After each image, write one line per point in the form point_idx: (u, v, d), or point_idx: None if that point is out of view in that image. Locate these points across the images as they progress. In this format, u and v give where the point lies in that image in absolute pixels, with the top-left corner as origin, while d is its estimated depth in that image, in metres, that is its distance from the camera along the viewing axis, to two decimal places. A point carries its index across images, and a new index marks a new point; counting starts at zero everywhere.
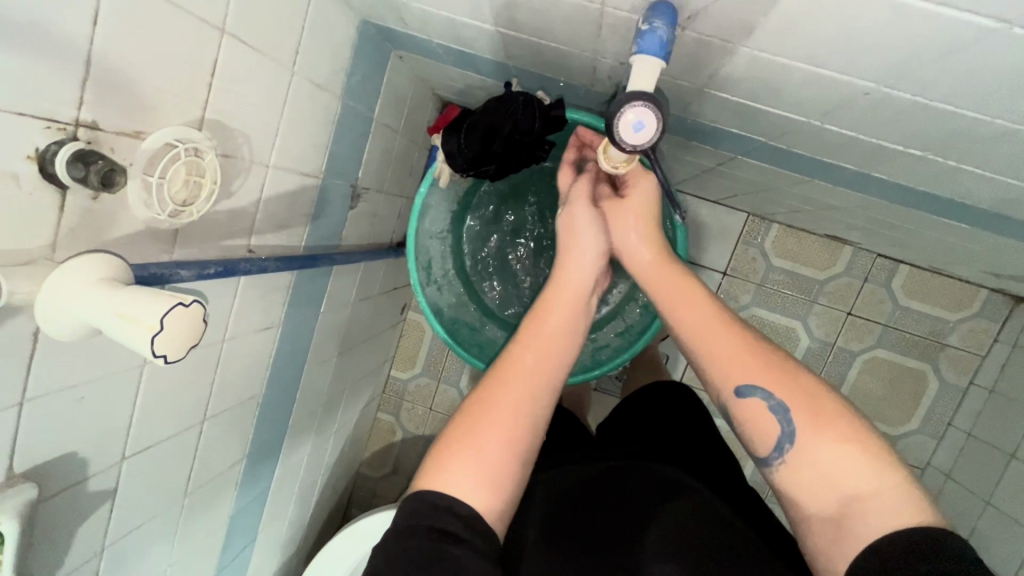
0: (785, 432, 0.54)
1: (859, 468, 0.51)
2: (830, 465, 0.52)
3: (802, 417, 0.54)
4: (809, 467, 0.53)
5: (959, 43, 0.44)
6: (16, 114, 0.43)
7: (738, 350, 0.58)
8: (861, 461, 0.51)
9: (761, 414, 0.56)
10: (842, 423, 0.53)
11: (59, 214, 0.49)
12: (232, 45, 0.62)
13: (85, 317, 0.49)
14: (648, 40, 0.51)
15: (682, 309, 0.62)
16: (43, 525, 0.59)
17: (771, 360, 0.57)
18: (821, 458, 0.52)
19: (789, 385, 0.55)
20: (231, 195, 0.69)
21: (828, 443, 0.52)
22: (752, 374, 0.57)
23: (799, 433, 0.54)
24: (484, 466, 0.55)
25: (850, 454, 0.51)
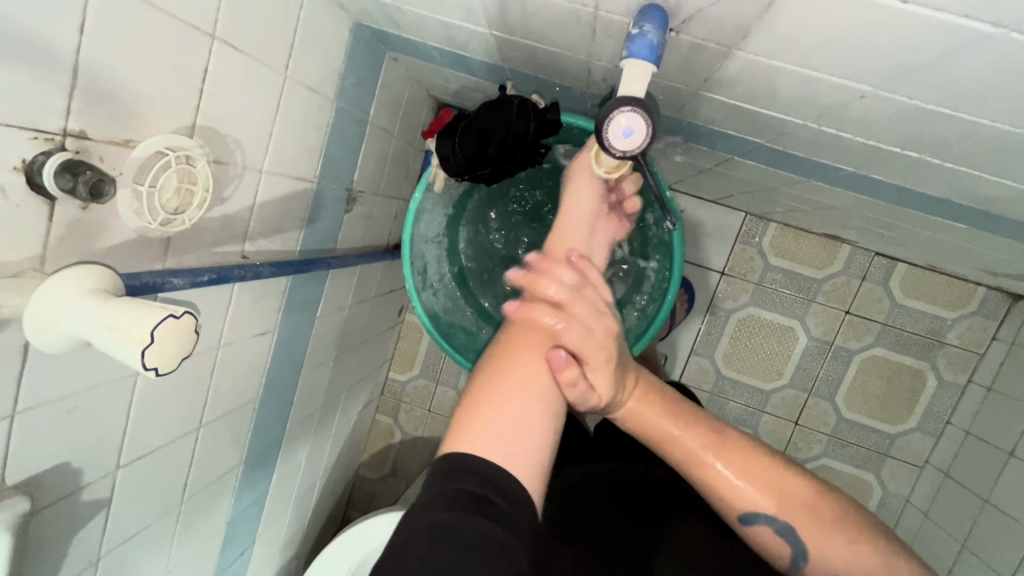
0: (796, 551, 0.59)
1: (867, 566, 0.57)
2: (840, 570, 0.58)
3: (812, 537, 0.59)
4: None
5: (956, 47, 0.44)
6: (3, 125, 0.43)
7: (747, 475, 0.61)
8: (863, 559, 0.57)
9: (772, 538, 0.60)
10: (840, 525, 0.59)
11: (48, 225, 0.48)
12: (223, 50, 0.61)
13: (74, 330, 0.48)
14: (638, 45, 0.50)
15: (666, 426, 0.61)
16: (37, 536, 0.59)
17: (769, 477, 0.61)
18: (833, 566, 0.58)
19: (790, 505, 0.60)
20: (225, 201, 0.69)
21: (836, 558, 0.58)
22: (759, 505, 0.60)
23: (810, 550, 0.59)
24: (512, 438, 0.51)
25: (854, 557, 0.58)
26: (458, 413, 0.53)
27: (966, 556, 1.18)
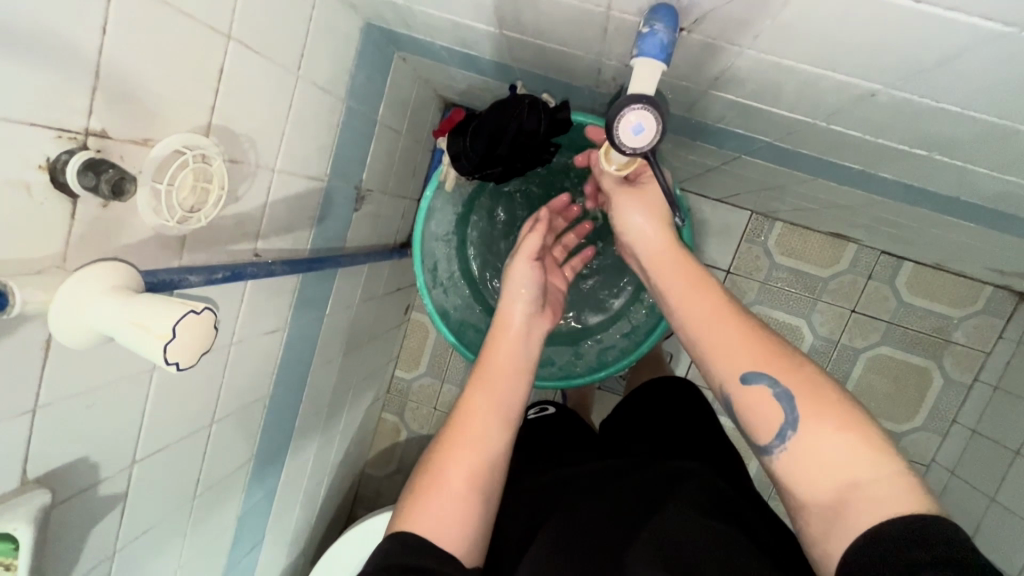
0: (787, 419, 0.54)
1: (861, 458, 0.50)
2: (829, 449, 0.51)
3: (806, 408, 0.53)
4: (808, 454, 0.52)
5: (966, 45, 0.44)
6: (27, 125, 0.43)
7: (743, 334, 0.58)
8: (858, 450, 0.50)
9: (763, 400, 0.55)
10: (844, 411, 0.52)
11: (70, 222, 0.49)
12: (238, 50, 0.62)
13: (97, 327, 0.49)
14: (648, 43, 0.51)
15: (673, 288, 0.65)
16: (56, 529, 0.60)
17: (773, 347, 0.57)
18: (821, 445, 0.51)
19: (787, 374, 0.55)
20: (239, 200, 0.70)
21: (827, 432, 0.51)
22: (754, 359, 0.57)
23: (802, 421, 0.53)
24: (450, 521, 0.56)
25: (847, 442, 0.51)
26: (409, 494, 0.59)
27: None
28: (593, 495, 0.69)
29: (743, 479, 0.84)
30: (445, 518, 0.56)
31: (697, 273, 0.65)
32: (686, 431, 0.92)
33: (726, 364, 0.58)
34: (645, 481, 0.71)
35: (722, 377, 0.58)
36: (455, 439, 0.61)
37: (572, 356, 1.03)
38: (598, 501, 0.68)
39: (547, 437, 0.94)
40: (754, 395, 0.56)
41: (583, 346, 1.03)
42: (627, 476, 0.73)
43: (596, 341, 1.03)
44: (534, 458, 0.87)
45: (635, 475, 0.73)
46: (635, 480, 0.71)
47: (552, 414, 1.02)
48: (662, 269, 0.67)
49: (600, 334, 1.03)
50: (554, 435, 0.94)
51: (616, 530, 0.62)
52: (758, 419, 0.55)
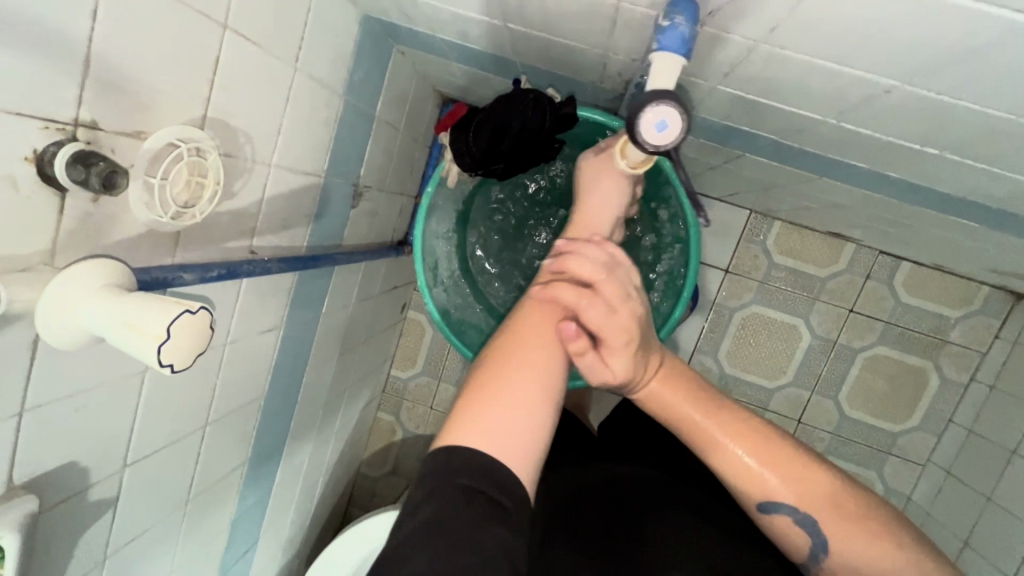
0: (817, 544, 0.56)
1: (892, 571, 0.54)
2: (864, 561, 0.55)
3: (836, 530, 0.56)
4: (844, 571, 0.56)
5: (986, 40, 0.43)
6: (13, 114, 0.41)
7: (774, 460, 0.57)
8: (887, 562, 0.54)
9: (789, 529, 0.57)
10: (871, 525, 0.56)
11: (59, 217, 0.47)
12: (234, 40, 0.60)
13: (87, 326, 0.47)
14: (669, 37, 0.50)
15: (685, 410, 0.59)
16: (46, 534, 0.58)
17: (786, 459, 0.58)
18: (852, 558, 0.55)
19: (811, 498, 0.57)
20: (234, 195, 0.67)
21: (855, 543, 0.55)
22: (785, 492, 0.57)
23: (831, 545, 0.56)
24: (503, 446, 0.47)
25: (876, 560, 0.54)
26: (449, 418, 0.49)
27: (970, 553, 1.18)
28: (596, 488, 0.69)
29: None
30: (498, 437, 0.47)
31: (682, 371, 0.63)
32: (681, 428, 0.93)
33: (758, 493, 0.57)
34: (647, 482, 0.71)
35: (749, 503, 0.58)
36: (530, 348, 0.54)
37: None
38: (606, 495, 0.68)
39: (546, 434, 0.92)
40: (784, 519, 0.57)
41: None
42: (624, 475, 0.73)
43: None
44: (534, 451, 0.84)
45: (630, 473, 0.73)
46: (640, 481, 0.71)
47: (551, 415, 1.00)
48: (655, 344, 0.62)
49: None
50: (554, 435, 0.92)
51: (622, 526, 0.63)
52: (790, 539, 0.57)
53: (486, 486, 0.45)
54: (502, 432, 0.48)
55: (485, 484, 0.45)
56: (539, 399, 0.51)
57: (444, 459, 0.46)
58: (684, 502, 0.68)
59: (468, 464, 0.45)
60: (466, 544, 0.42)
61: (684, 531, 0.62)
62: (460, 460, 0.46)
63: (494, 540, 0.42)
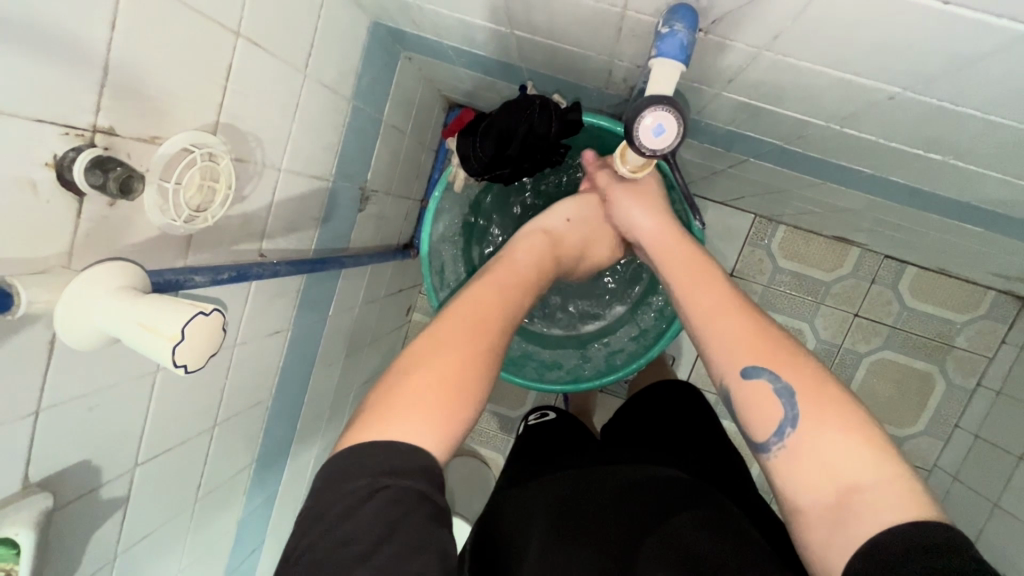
0: (788, 416, 0.53)
1: (863, 465, 0.48)
2: (833, 448, 0.50)
3: (810, 404, 0.53)
4: (810, 455, 0.51)
5: (985, 49, 0.44)
6: (35, 121, 0.43)
7: (746, 335, 0.59)
8: (860, 452, 0.49)
9: (765, 397, 0.55)
10: (852, 415, 0.51)
11: (76, 220, 0.48)
12: (247, 47, 0.61)
13: (104, 327, 0.49)
14: (668, 43, 0.50)
15: (696, 271, 0.67)
16: (59, 533, 0.59)
17: (771, 337, 0.58)
18: (825, 445, 0.50)
19: (783, 373, 0.55)
20: (244, 199, 0.68)
21: (829, 430, 0.50)
22: (760, 356, 0.57)
23: (803, 419, 0.52)
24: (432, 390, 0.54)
25: (844, 443, 0.49)
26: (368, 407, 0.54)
27: None
28: (583, 495, 0.68)
29: (744, 481, 0.83)
30: (436, 383, 0.54)
31: (701, 264, 0.68)
32: (681, 433, 0.92)
33: (733, 371, 0.58)
34: (640, 483, 0.70)
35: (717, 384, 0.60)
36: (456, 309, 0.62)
37: (579, 360, 1.02)
38: (594, 502, 0.66)
39: (548, 442, 0.92)
40: (756, 387, 0.56)
41: (591, 349, 1.02)
42: (636, 475, 0.72)
43: (603, 344, 1.03)
44: (519, 467, 0.85)
45: (642, 474, 0.72)
46: (627, 481, 0.70)
47: (553, 419, 1.01)
48: (671, 264, 0.71)
49: (608, 337, 1.02)
50: (557, 439, 0.92)
51: (613, 533, 0.61)
52: (762, 421, 0.54)
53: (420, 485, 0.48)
54: (449, 378, 0.55)
55: (423, 483, 0.49)
56: (466, 358, 0.57)
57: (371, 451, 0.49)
58: (683, 500, 0.65)
59: (408, 457, 0.49)
60: (410, 551, 0.45)
61: (679, 527, 0.60)
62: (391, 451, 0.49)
63: (432, 539, 0.46)
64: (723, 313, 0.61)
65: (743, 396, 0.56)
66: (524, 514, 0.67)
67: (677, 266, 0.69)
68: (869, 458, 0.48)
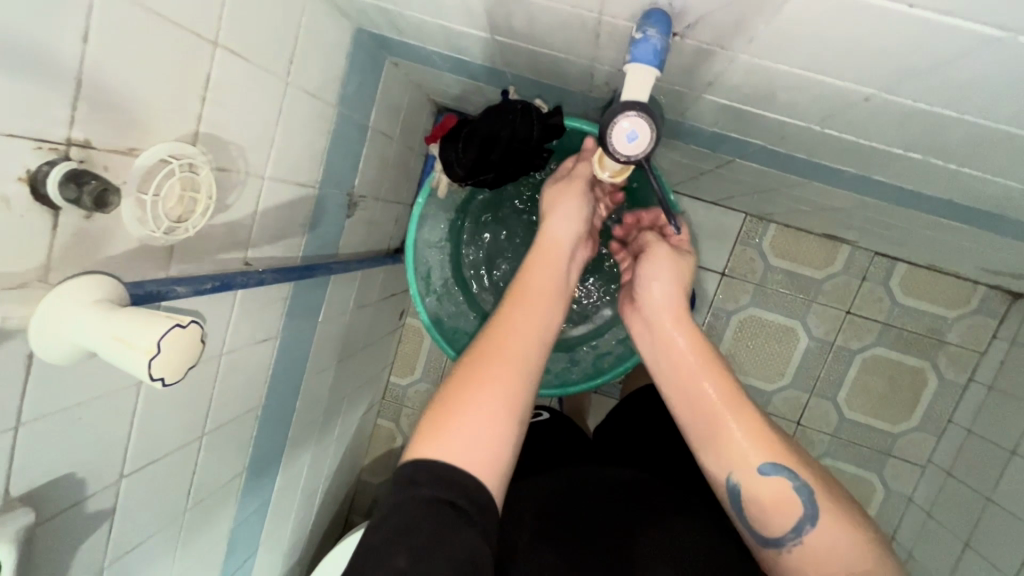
0: (806, 516, 0.58)
1: (863, 565, 0.55)
2: (844, 548, 0.56)
3: (823, 503, 0.58)
4: (823, 552, 0.56)
5: (958, 51, 0.44)
6: (7, 136, 0.42)
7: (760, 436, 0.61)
8: (860, 548, 0.56)
9: (784, 496, 0.58)
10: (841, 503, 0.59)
11: (53, 234, 0.48)
12: (226, 56, 0.61)
13: (79, 340, 0.48)
14: (642, 49, 0.50)
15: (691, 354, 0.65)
16: (44, 547, 0.59)
17: (772, 435, 0.61)
18: (837, 543, 0.56)
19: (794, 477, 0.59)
20: (227, 209, 0.68)
21: (839, 529, 0.57)
22: (774, 456, 0.60)
23: (820, 518, 0.57)
24: (505, 384, 0.58)
25: (845, 546, 0.56)
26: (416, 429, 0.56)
27: (969, 555, 1.17)
28: (573, 497, 0.68)
29: None
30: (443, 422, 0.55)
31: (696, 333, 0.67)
32: (668, 434, 0.91)
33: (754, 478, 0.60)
34: (625, 484, 0.71)
35: (725, 480, 0.61)
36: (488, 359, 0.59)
37: (567, 363, 1.03)
38: (593, 497, 0.68)
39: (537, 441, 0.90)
40: (772, 489, 0.59)
41: (579, 352, 1.03)
42: (622, 478, 0.72)
43: (591, 346, 1.03)
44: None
45: (628, 479, 0.72)
46: (625, 481, 0.71)
47: (546, 420, 0.98)
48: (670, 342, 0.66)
49: (597, 340, 1.03)
50: (546, 439, 0.91)
51: (601, 527, 0.63)
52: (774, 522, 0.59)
53: (460, 498, 0.51)
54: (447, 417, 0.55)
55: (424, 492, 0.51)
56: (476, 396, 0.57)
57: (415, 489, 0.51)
58: (665, 503, 0.67)
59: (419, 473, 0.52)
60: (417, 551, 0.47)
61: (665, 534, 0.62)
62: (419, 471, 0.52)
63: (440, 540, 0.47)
64: (738, 416, 0.61)
65: (755, 495, 0.60)
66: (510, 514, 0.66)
67: (676, 347, 0.66)
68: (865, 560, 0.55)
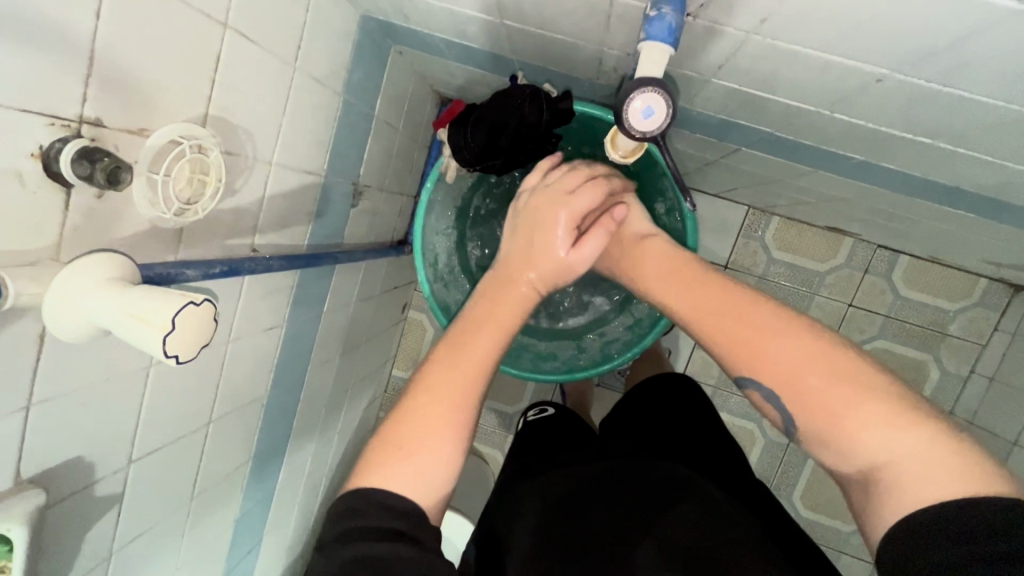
0: (833, 405, 0.46)
1: (910, 445, 0.43)
2: (888, 439, 0.44)
3: (852, 391, 0.46)
4: (860, 444, 0.45)
5: (975, 25, 0.44)
6: (21, 111, 0.42)
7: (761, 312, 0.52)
8: (913, 436, 0.43)
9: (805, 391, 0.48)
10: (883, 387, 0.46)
11: (65, 212, 0.48)
12: (236, 39, 0.61)
13: (94, 319, 0.48)
14: (657, 27, 0.50)
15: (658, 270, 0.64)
16: (52, 531, 0.59)
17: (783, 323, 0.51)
18: (878, 433, 0.44)
19: (807, 347, 0.49)
20: (235, 193, 0.68)
21: (882, 419, 0.44)
22: (791, 350, 0.50)
23: (850, 409, 0.46)
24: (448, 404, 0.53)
25: (887, 424, 0.44)
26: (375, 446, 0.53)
27: None
28: (578, 500, 0.67)
29: (744, 474, 0.81)
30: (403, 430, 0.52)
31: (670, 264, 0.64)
32: (680, 426, 0.90)
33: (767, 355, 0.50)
34: (634, 477, 0.69)
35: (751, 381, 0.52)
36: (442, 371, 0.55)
37: (575, 350, 1.03)
38: (600, 497, 0.67)
39: (546, 438, 0.90)
40: (786, 367, 0.49)
41: (586, 340, 1.03)
42: (629, 472, 0.70)
43: (597, 335, 1.03)
44: (513, 467, 0.85)
45: (634, 472, 0.71)
46: (639, 473, 0.70)
47: (552, 415, 0.98)
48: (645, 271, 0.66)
49: (602, 328, 1.03)
50: (557, 436, 0.90)
51: (603, 528, 0.62)
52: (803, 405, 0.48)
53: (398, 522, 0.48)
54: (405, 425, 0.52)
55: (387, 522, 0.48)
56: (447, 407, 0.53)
57: (377, 514, 0.48)
58: (675, 491, 0.66)
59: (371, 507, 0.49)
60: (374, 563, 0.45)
61: (674, 527, 0.60)
62: (393, 510, 0.48)
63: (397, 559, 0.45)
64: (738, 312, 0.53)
65: (773, 371, 0.50)
66: (518, 525, 0.67)
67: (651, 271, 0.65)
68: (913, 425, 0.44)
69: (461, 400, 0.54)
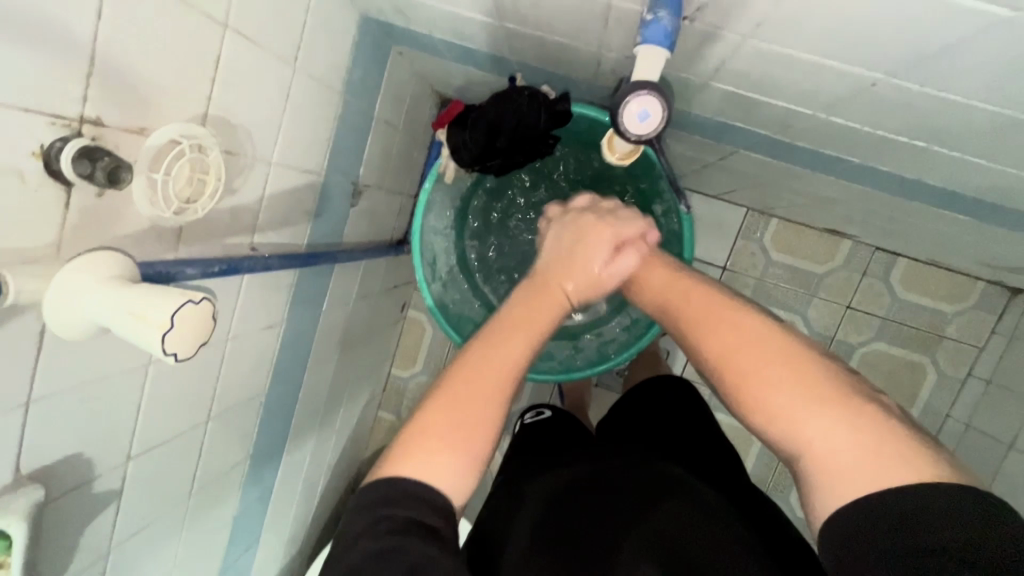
0: (770, 386, 0.44)
1: (832, 425, 0.42)
2: (813, 423, 0.42)
3: (781, 370, 0.45)
4: (790, 427, 0.43)
5: (968, 30, 0.44)
6: (22, 110, 0.43)
7: (707, 302, 0.51)
8: (836, 418, 0.42)
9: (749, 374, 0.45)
10: (813, 367, 0.44)
11: (65, 210, 0.48)
12: (236, 39, 0.61)
13: (95, 318, 0.49)
14: (652, 30, 0.50)
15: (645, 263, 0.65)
16: (51, 526, 0.59)
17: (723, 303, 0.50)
18: (804, 415, 0.43)
19: (752, 333, 0.47)
20: (235, 192, 0.68)
21: (807, 401, 0.43)
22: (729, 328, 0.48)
23: (785, 393, 0.44)
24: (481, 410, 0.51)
25: (808, 406, 0.43)
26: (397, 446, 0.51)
27: None
28: (573, 499, 0.67)
29: (736, 474, 0.81)
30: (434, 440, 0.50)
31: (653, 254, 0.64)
32: (678, 429, 0.90)
33: (708, 340, 0.48)
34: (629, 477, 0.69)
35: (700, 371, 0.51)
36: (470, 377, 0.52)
37: (572, 351, 1.03)
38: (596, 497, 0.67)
39: (544, 440, 0.90)
40: (723, 351, 0.47)
41: (583, 340, 1.03)
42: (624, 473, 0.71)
43: (594, 335, 1.04)
44: (512, 466, 0.84)
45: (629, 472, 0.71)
46: (634, 473, 0.70)
47: (550, 417, 0.98)
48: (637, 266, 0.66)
49: (599, 329, 1.04)
50: (555, 438, 0.90)
51: (598, 527, 0.62)
52: (743, 395, 0.46)
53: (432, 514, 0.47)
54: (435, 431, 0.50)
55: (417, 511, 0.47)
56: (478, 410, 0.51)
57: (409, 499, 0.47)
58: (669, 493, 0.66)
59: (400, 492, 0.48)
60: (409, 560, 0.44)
61: (667, 527, 0.60)
62: (426, 503, 0.47)
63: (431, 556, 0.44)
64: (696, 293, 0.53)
65: (717, 361, 0.48)
66: (515, 524, 0.67)
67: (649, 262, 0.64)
68: (857, 420, 0.41)
69: (496, 398, 0.51)
